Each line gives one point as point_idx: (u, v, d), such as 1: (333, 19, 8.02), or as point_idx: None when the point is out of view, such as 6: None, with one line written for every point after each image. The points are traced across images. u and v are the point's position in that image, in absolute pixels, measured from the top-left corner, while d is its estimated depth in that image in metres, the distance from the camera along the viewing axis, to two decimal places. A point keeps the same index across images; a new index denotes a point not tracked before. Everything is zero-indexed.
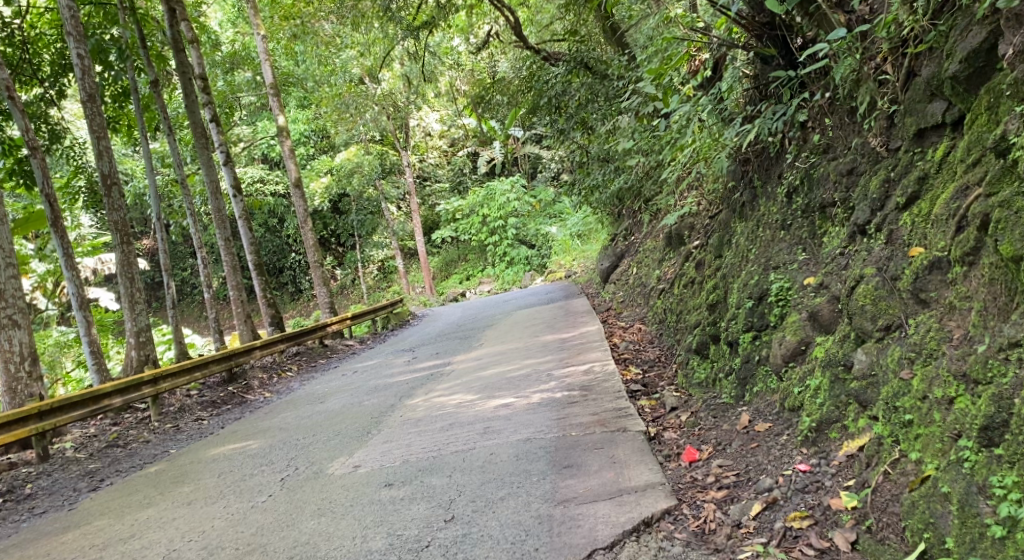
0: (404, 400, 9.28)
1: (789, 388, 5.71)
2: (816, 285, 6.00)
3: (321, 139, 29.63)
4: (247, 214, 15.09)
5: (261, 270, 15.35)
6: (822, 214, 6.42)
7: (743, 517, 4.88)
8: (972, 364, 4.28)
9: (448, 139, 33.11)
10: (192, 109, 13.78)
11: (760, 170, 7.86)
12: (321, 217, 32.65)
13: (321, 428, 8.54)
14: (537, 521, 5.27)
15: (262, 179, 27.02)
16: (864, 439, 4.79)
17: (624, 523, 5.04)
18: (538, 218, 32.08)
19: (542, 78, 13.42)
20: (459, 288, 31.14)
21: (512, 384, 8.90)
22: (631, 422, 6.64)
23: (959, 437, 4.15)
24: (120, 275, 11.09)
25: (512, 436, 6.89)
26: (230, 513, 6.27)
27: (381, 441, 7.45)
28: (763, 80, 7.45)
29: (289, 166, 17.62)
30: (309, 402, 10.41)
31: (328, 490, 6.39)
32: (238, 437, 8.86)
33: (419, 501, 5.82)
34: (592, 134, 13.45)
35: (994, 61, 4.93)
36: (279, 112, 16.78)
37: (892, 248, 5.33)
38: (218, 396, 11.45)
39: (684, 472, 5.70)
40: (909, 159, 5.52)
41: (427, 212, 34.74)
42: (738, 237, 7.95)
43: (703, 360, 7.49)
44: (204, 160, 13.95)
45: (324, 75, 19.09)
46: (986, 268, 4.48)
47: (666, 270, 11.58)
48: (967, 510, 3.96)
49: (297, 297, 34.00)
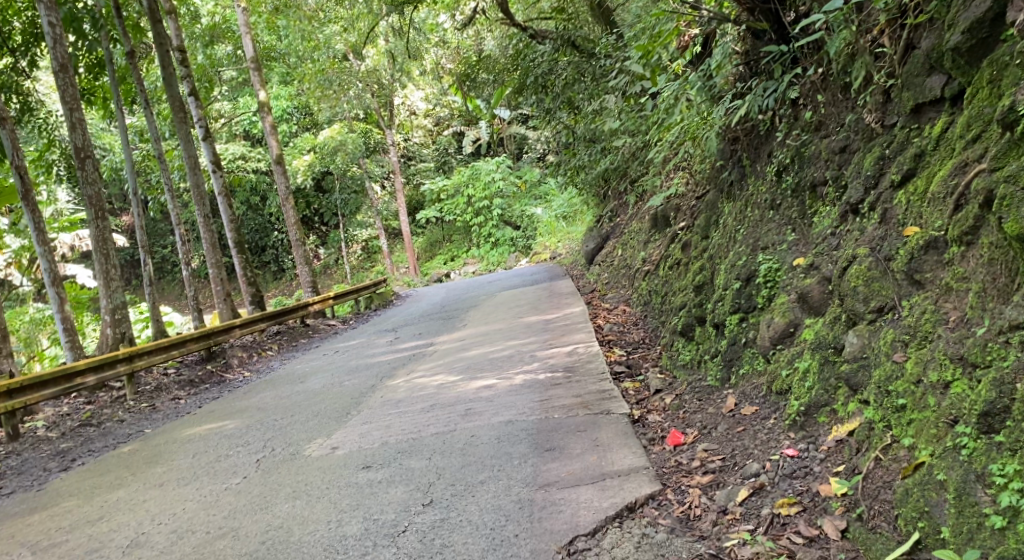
0: (384, 381, 9.09)
1: (777, 371, 5.57)
2: (805, 266, 5.85)
3: (304, 116, 29.12)
4: (227, 191, 14.73)
5: (242, 249, 15.03)
6: (814, 193, 6.25)
7: (730, 503, 4.73)
8: (971, 347, 4.13)
9: (433, 118, 32.76)
10: (170, 82, 13.35)
11: (749, 148, 7.67)
12: (304, 196, 32.18)
13: (299, 408, 8.33)
14: (518, 506, 5.09)
15: (243, 157, 26.60)
16: (854, 424, 4.65)
17: (607, 509, 4.88)
18: (523, 199, 31.80)
19: (530, 57, 12.83)
20: (443, 268, 30.88)
21: (495, 365, 8.74)
22: (615, 405, 6.50)
23: (957, 424, 4.00)
24: (95, 251, 10.75)
25: (494, 418, 6.72)
26: (202, 495, 6.06)
27: (360, 422, 7.26)
28: (754, 56, 7.24)
29: (270, 142, 17.20)
30: (288, 381, 10.21)
31: (304, 472, 6.19)
32: (214, 417, 8.63)
33: (397, 484, 5.64)
34: (579, 115, 13.26)
35: (998, 31, 4.75)
36: (259, 87, 16.36)
37: (887, 227, 5.16)
38: (196, 375, 11.19)
39: (668, 456, 5.55)
40: (906, 136, 5.35)
41: (411, 191, 34.40)
42: (725, 217, 7.79)
43: (688, 342, 7.34)
44: (182, 135, 13.53)
45: (307, 50, 18.64)
46: (986, 248, 4.32)
47: (651, 252, 11.43)
48: (964, 499, 3.80)
49: (280, 277, 33.63)
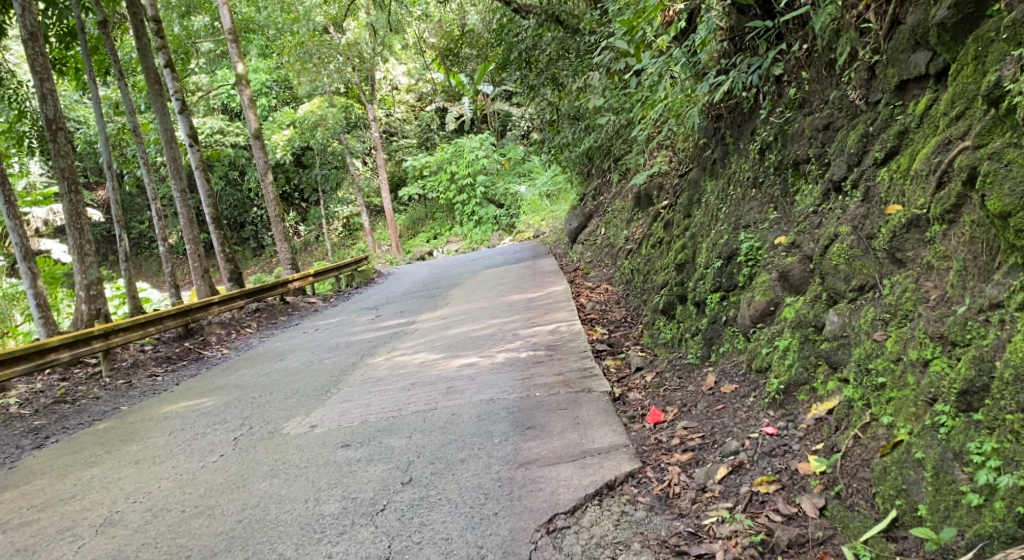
0: (365, 359, 9.03)
1: (757, 349, 5.57)
2: (787, 244, 5.82)
3: (283, 91, 28.82)
4: (204, 165, 14.51)
5: (220, 225, 14.83)
6: (796, 170, 6.22)
7: (709, 481, 4.73)
8: (951, 325, 4.11)
9: (415, 93, 32.52)
10: (145, 53, 13.08)
11: (733, 126, 7.61)
12: (283, 170, 31.75)
13: (277, 386, 8.26)
14: (497, 485, 5.06)
15: (221, 131, 26.32)
16: (833, 402, 4.65)
17: (586, 487, 4.86)
18: (506, 176, 31.68)
19: (514, 32, 12.86)
20: (426, 246, 30.74)
21: (477, 343, 8.69)
22: (596, 383, 6.49)
23: (936, 402, 3.98)
24: (68, 227, 10.55)
25: (475, 396, 6.68)
26: (178, 474, 5.98)
27: (339, 401, 7.19)
28: (738, 33, 7.15)
29: (248, 116, 16.95)
30: (266, 359, 10.13)
31: (281, 450, 6.12)
32: (192, 395, 8.53)
33: (376, 463, 5.59)
34: (562, 91, 13.13)
35: (985, 7, 4.69)
36: (237, 59, 16.08)
37: (869, 206, 5.15)
38: (173, 352, 11.06)
39: (648, 434, 5.55)
40: (890, 113, 5.32)
41: (393, 167, 34.21)
42: (708, 195, 7.76)
43: (669, 320, 7.34)
44: (158, 108, 13.27)
45: (286, 22, 18.33)
46: (967, 227, 4.31)
47: (634, 231, 11.40)
48: (941, 477, 3.79)
49: (259, 254, 33.34)
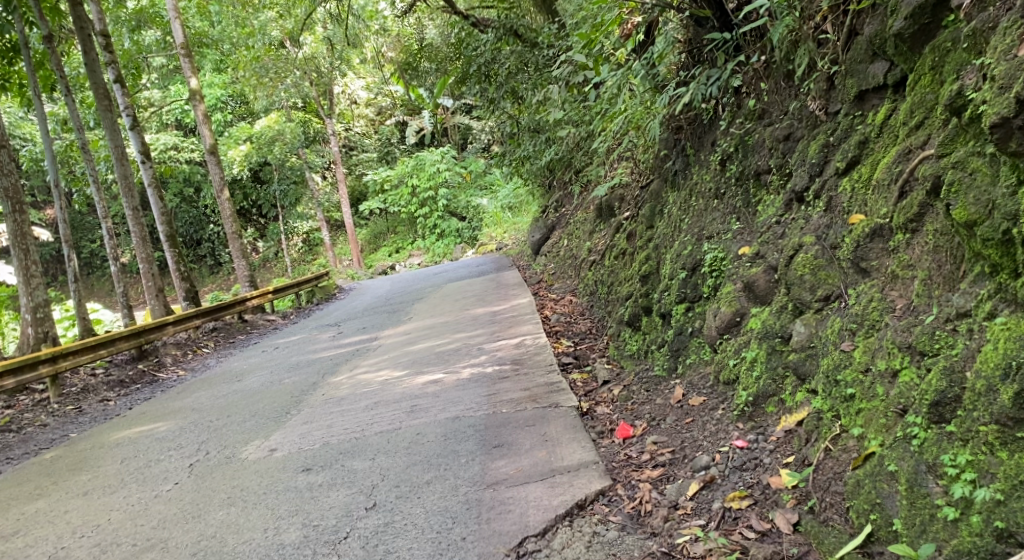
0: (326, 378, 8.83)
1: (724, 360, 5.54)
2: (751, 255, 5.80)
3: (239, 106, 28.48)
4: (157, 183, 14.18)
5: (174, 242, 14.45)
6: (757, 181, 6.22)
7: (681, 497, 4.66)
8: (918, 335, 4.08)
9: (375, 107, 32.33)
10: (92, 68, 12.71)
11: (693, 138, 7.61)
12: (241, 186, 31.30)
13: (235, 408, 8.02)
14: (465, 508, 4.93)
15: (175, 147, 25.97)
16: (802, 414, 4.61)
17: (556, 507, 4.75)
18: (468, 190, 31.61)
19: (472, 46, 12.93)
20: (388, 261, 30.52)
21: (441, 358, 8.57)
22: (564, 398, 6.39)
23: (907, 413, 3.95)
24: (12, 248, 10.16)
25: (441, 414, 6.55)
26: (129, 504, 5.72)
27: (300, 422, 7.00)
28: (696, 45, 7.19)
29: (203, 132, 16.62)
30: (224, 380, 9.86)
31: (240, 476, 5.90)
32: (147, 419, 8.25)
33: (339, 487, 5.42)
34: (522, 104, 13.13)
35: (940, 17, 4.69)
36: (191, 75, 15.80)
37: (832, 216, 5.15)
38: (127, 375, 10.71)
39: (618, 450, 5.47)
40: (850, 123, 5.33)
41: (354, 182, 33.93)
42: (670, 206, 7.74)
43: (635, 332, 7.29)
44: (107, 124, 12.91)
45: (241, 36, 18.19)
46: (931, 236, 4.32)
47: (597, 242, 11.37)
48: (916, 491, 3.73)
49: (216, 271, 32.74)
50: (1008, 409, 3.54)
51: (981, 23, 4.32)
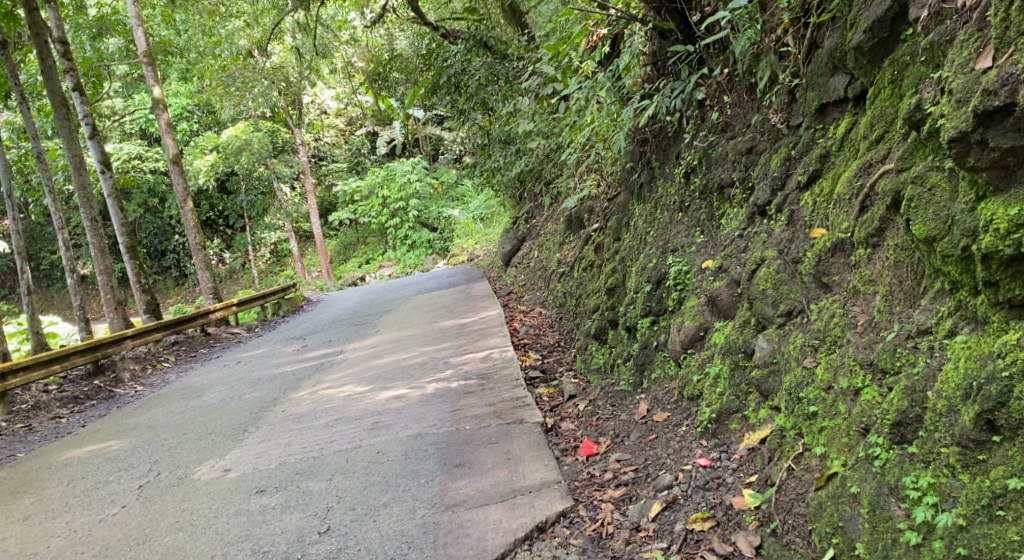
0: (287, 394, 8.63)
1: (688, 376, 5.46)
2: (714, 268, 5.74)
3: (206, 115, 28.11)
4: (117, 193, 13.86)
5: (135, 254, 14.11)
6: (721, 195, 6.17)
7: (643, 519, 4.56)
8: (880, 352, 4.03)
9: (345, 118, 32.12)
10: (49, 76, 12.40)
11: (658, 150, 7.55)
12: (207, 197, 30.93)
13: (192, 426, 7.79)
14: (422, 531, 4.79)
15: (138, 156, 25.62)
16: (765, 432, 4.54)
17: (516, 530, 4.63)
18: (439, 201, 31.46)
19: (443, 56, 12.76)
20: (358, 272, 30.21)
21: (406, 373, 8.40)
22: (528, 414, 6.27)
23: (869, 433, 3.88)
24: None
25: (402, 432, 6.40)
26: (72, 530, 5.50)
27: (257, 441, 6.81)
28: (660, 57, 7.17)
29: (166, 141, 16.30)
30: (183, 396, 9.60)
31: (190, 499, 5.71)
32: (99, 438, 7.99)
33: (293, 510, 5.25)
34: (492, 115, 13.03)
35: (899, 30, 4.65)
36: (154, 83, 15.53)
37: (794, 229, 5.10)
38: (81, 391, 10.40)
39: (581, 468, 5.37)
40: (811, 136, 5.29)
41: (323, 193, 33.62)
42: (636, 219, 7.67)
43: (601, 345, 7.20)
44: (65, 134, 12.59)
45: (207, 45, 17.95)
46: (892, 251, 4.27)
47: (566, 254, 11.28)
48: (878, 514, 3.65)
49: (181, 283, 32.22)
50: (969, 431, 3.48)
51: (940, 35, 4.28)
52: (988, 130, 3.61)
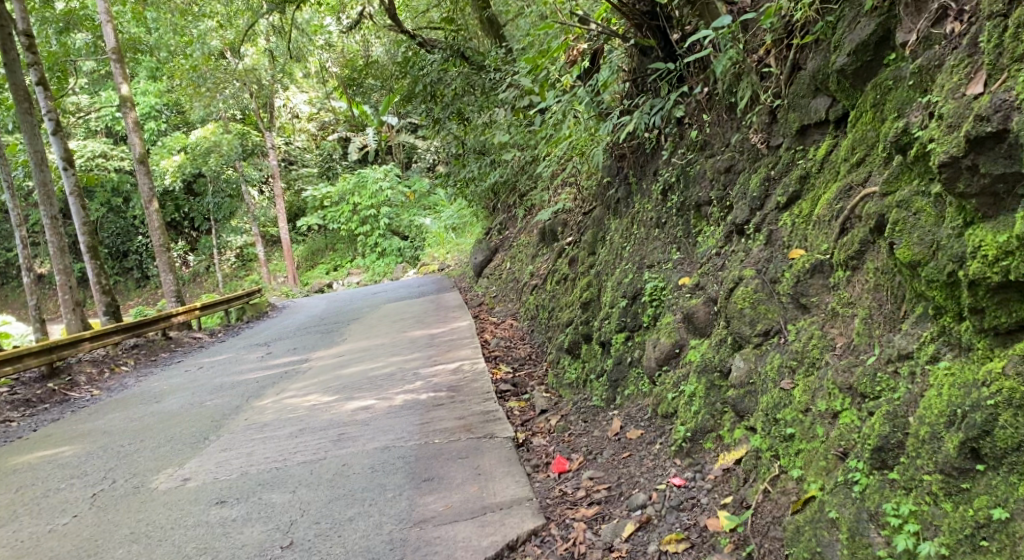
0: (250, 401, 8.44)
1: (663, 394, 5.40)
2: (691, 286, 5.71)
3: (174, 114, 27.69)
4: (79, 190, 13.51)
5: (95, 254, 13.73)
6: (698, 212, 6.15)
7: (616, 539, 4.49)
8: (859, 377, 4.01)
9: (317, 122, 31.90)
10: (12, 69, 12.06)
11: (635, 166, 7.53)
12: (172, 198, 30.55)
13: (150, 432, 7.58)
14: (388, 548, 4.67)
15: (103, 155, 25.35)
16: (741, 452, 4.48)
17: (485, 549, 4.53)
18: (412, 210, 30.95)
19: (418, 66, 12.58)
20: (324, 279, 29.83)
21: (374, 384, 8.25)
22: (499, 428, 6.18)
23: (848, 457, 3.84)
24: None
25: (369, 444, 6.26)
26: (20, 539, 5.29)
27: (218, 449, 6.62)
28: (640, 75, 7.13)
29: (132, 140, 15.94)
30: (142, 401, 9.34)
31: (147, 509, 5.52)
32: (51, 443, 7.73)
33: (255, 523, 5.09)
34: (468, 126, 12.64)
35: (882, 55, 4.66)
36: (122, 81, 15.22)
37: (772, 250, 5.07)
38: (34, 394, 10.07)
39: (553, 485, 5.28)
40: (792, 157, 5.27)
41: (292, 198, 33.28)
42: (612, 234, 7.64)
43: (574, 360, 7.13)
44: (27, 128, 12.23)
45: (178, 44, 17.67)
46: (872, 274, 4.26)
47: (539, 267, 11.20)
48: (857, 540, 3.60)
49: (142, 285, 31.56)
50: (953, 458, 3.45)
51: (927, 60, 4.28)
52: (979, 156, 3.60)
